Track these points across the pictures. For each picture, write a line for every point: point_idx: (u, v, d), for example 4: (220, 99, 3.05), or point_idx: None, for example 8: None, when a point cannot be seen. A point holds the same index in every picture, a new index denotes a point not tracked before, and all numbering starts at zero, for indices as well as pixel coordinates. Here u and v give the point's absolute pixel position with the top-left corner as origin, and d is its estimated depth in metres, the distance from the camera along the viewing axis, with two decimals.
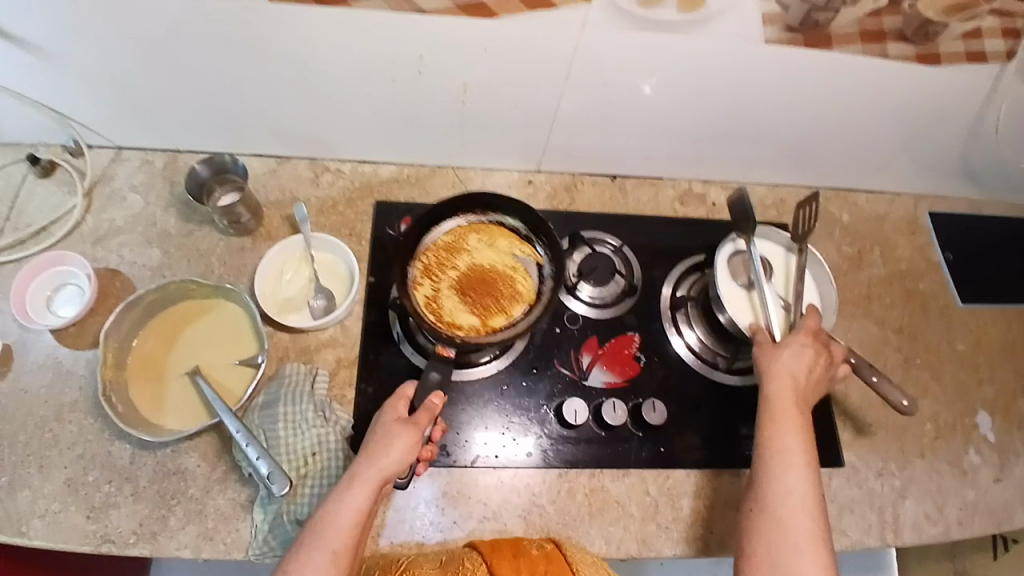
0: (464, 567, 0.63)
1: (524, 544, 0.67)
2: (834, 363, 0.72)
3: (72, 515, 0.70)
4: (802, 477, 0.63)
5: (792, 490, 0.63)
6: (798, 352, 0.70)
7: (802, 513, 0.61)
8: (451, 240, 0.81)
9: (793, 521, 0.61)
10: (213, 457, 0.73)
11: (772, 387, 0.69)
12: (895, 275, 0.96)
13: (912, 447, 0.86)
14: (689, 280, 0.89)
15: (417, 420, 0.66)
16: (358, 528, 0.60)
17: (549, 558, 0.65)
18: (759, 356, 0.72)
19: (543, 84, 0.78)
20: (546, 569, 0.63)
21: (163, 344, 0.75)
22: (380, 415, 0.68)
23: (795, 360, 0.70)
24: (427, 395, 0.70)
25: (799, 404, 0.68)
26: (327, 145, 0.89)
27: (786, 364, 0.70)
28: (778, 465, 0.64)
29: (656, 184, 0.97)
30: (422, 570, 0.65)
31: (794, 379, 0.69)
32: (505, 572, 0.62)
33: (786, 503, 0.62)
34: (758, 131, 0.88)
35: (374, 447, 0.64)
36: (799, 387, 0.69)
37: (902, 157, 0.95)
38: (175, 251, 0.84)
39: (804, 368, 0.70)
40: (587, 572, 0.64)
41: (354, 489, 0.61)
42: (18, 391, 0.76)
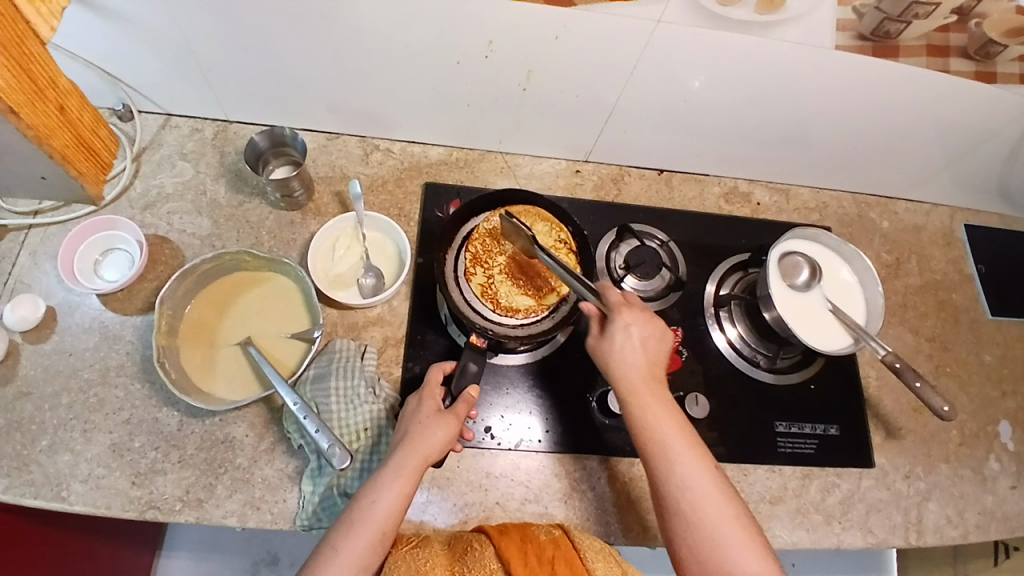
0: (473, 549, 0.62)
1: (532, 529, 0.64)
2: (666, 330, 0.68)
3: (116, 480, 0.71)
4: (699, 467, 0.62)
5: (692, 485, 0.61)
6: (626, 336, 0.66)
7: (713, 499, 0.60)
8: (494, 226, 0.80)
9: (710, 516, 0.60)
10: (261, 428, 0.74)
11: (624, 382, 0.66)
12: (928, 284, 0.98)
13: (938, 452, 0.87)
14: (731, 278, 0.89)
15: (455, 410, 0.68)
16: (397, 514, 0.61)
17: (557, 543, 0.61)
18: (593, 350, 0.68)
19: (607, 77, 0.78)
20: (554, 553, 0.60)
21: (214, 312, 0.75)
22: (420, 410, 0.68)
23: (628, 346, 0.66)
24: (465, 386, 0.70)
25: (653, 388, 0.66)
26: (380, 124, 0.89)
27: (621, 345, 0.67)
28: (669, 465, 0.62)
29: (701, 181, 0.97)
30: (433, 551, 0.64)
31: (635, 367, 0.66)
32: (514, 555, 0.59)
33: (696, 501, 0.60)
34: (808, 135, 0.89)
35: (415, 442, 0.64)
36: (643, 374, 0.66)
37: (943, 169, 0.96)
38: (225, 221, 0.83)
39: (640, 351, 0.67)
40: (595, 560, 0.60)
41: (399, 480, 0.62)
42: (63, 352, 0.76)
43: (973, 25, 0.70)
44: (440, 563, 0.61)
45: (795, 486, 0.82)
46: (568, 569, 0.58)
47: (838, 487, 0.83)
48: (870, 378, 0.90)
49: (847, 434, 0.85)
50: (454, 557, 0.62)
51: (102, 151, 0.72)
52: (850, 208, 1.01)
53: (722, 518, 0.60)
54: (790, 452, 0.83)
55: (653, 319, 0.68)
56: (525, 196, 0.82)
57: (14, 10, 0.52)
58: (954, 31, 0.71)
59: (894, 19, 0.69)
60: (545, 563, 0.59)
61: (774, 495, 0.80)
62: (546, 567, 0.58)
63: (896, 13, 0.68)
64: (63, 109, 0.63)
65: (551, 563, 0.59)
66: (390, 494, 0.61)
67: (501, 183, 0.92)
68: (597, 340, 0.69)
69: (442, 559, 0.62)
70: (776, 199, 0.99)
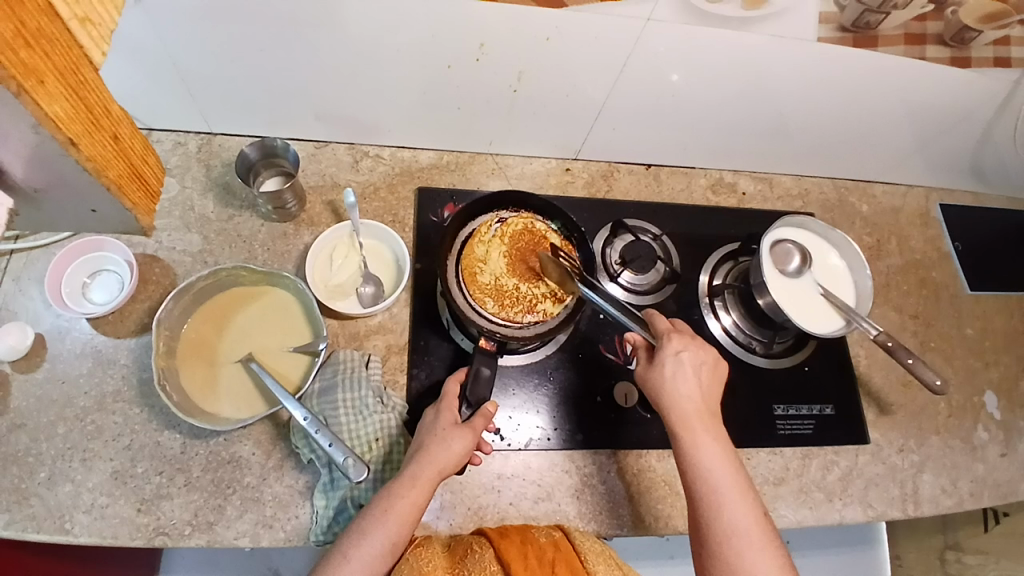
0: (474, 550, 0.62)
1: (533, 533, 0.65)
2: (716, 358, 0.69)
3: (121, 508, 0.69)
4: (744, 509, 0.62)
5: (735, 524, 0.61)
6: (680, 369, 0.67)
7: (756, 544, 0.60)
8: (476, 295, 0.77)
9: (749, 557, 0.60)
10: (268, 445, 0.73)
11: (674, 411, 0.66)
12: (910, 263, 1.02)
13: (928, 425, 0.91)
14: (723, 268, 0.91)
15: (472, 422, 0.67)
16: (410, 524, 0.61)
17: (558, 546, 0.62)
18: (641, 377, 0.69)
19: (599, 75, 0.79)
20: (555, 555, 0.61)
21: (213, 330, 0.73)
22: (438, 421, 0.68)
23: (679, 372, 0.67)
24: (480, 389, 0.70)
25: (703, 419, 0.66)
26: (369, 131, 0.88)
27: (674, 378, 0.66)
28: (715, 502, 0.62)
29: (687, 173, 0.99)
30: (434, 550, 0.63)
31: (686, 401, 0.66)
32: (514, 556, 0.60)
33: (736, 540, 0.60)
34: (791, 124, 0.92)
35: (430, 453, 0.64)
36: (693, 407, 0.66)
37: (917, 152, 1.00)
38: (216, 236, 0.82)
39: (695, 385, 0.67)
40: (596, 563, 0.61)
41: (413, 491, 0.62)
42: (55, 380, 0.73)
43: (949, 13, 0.74)
44: (440, 563, 0.61)
45: (797, 466, 0.84)
46: (568, 569, 0.59)
47: (837, 465, 0.85)
48: (861, 357, 0.92)
49: (842, 413, 0.88)
50: (455, 559, 0.62)
51: (150, 178, 0.62)
52: (831, 194, 1.04)
53: (765, 563, 0.59)
54: (791, 433, 0.85)
55: (704, 350, 0.69)
56: (519, 196, 0.81)
57: (63, 32, 0.39)
58: (931, 19, 0.75)
59: (875, 10, 0.72)
60: (545, 563, 0.60)
61: (779, 476, 0.83)
62: (546, 567, 0.59)
63: (875, 3, 0.71)
64: (128, 145, 0.54)
65: (551, 563, 0.60)
66: (403, 503, 0.61)
67: (492, 184, 0.92)
68: (647, 367, 0.69)
69: (443, 560, 0.62)
70: (760, 188, 1.01)
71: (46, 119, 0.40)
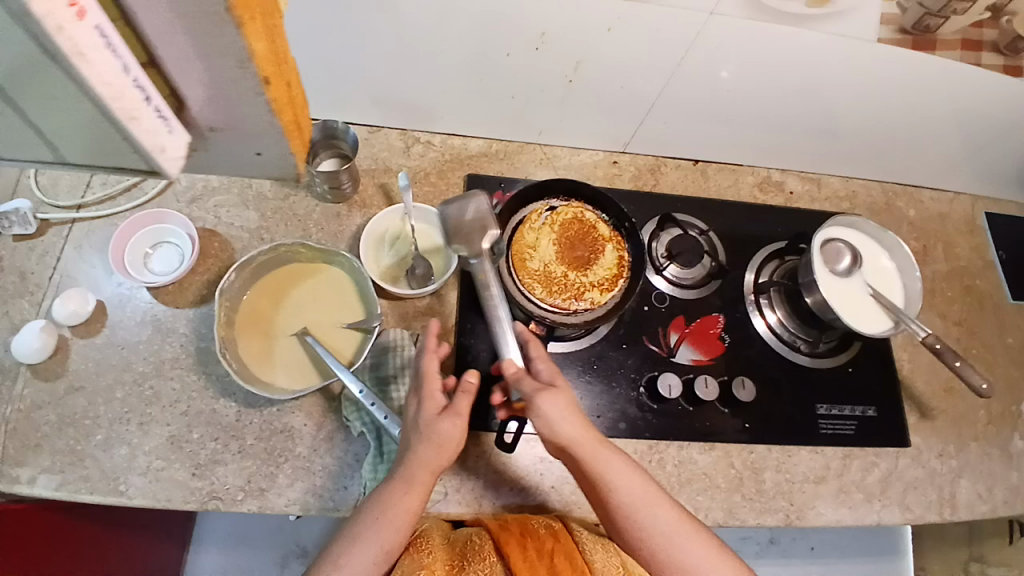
0: (473, 544, 0.65)
1: (532, 524, 0.68)
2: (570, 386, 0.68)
3: (175, 472, 0.71)
4: (664, 506, 0.65)
5: (666, 526, 0.64)
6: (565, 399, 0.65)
7: (686, 534, 0.65)
8: (529, 282, 0.78)
9: (687, 548, 0.64)
10: (319, 416, 0.75)
11: (574, 445, 0.64)
12: (954, 270, 1.01)
13: (968, 432, 0.90)
14: (769, 267, 0.91)
15: (459, 408, 0.66)
16: (404, 530, 0.62)
17: (557, 536, 0.66)
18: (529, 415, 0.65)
19: (655, 69, 0.79)
20: (554, 546, 0.64)
21: (270, 303, 0.75)
22: (422, 411, 0.66)
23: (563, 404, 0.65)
24: None
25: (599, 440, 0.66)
26: (423, 116, 0.89)
27: (563, 408, 0.65)
28: (642, 513, 0.64)
29: (735, 171, 0.99)
30: (436, 541, 0.66)
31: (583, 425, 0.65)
32: (513, 549, 0.63)
33: (671, 538, 0.64)
34: (841, 126, 0.92)
35: (422, 454, 0.63)
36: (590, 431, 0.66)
37: (968, 160, 0.99)
38: (272, 214, 0.84)
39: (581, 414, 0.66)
40: (593, 552, 0.65)
41: (409, 496, 0.62)
42: (115, 346, 0.76)
43: (1004, 22, 0.76)
44: (442, 557, 0.64)
45: (837, 466, 0.84)
46: (567, 561, 0.62)
47: (877, 467, 0.85)
48: (904, 360, 0.92)
49: (884, 415, 0.88)
50: (456, 553, 0.65)
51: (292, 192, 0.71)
52: (878, 197, 1.03)
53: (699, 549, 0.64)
54: (832, 433, 0.85)
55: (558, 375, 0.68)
56: (570, 185, 0.81)
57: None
58: (987, 26, 0.76)
59: (934, 14, 0.72)
60: (544, 555, 0.63)
61: (818, 475, 0.83)
62: (546, 560, 0.62)
63: (937, 7, 0.71)
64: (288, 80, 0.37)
65: (550, 555, 0.63)
66: (398, 507, 0.62)
67: (541, 174, 0.93)
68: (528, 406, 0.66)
69: (444, 553, 0.64)
70: (808, 188, 1.00)
71: (251, 61, 0.32)
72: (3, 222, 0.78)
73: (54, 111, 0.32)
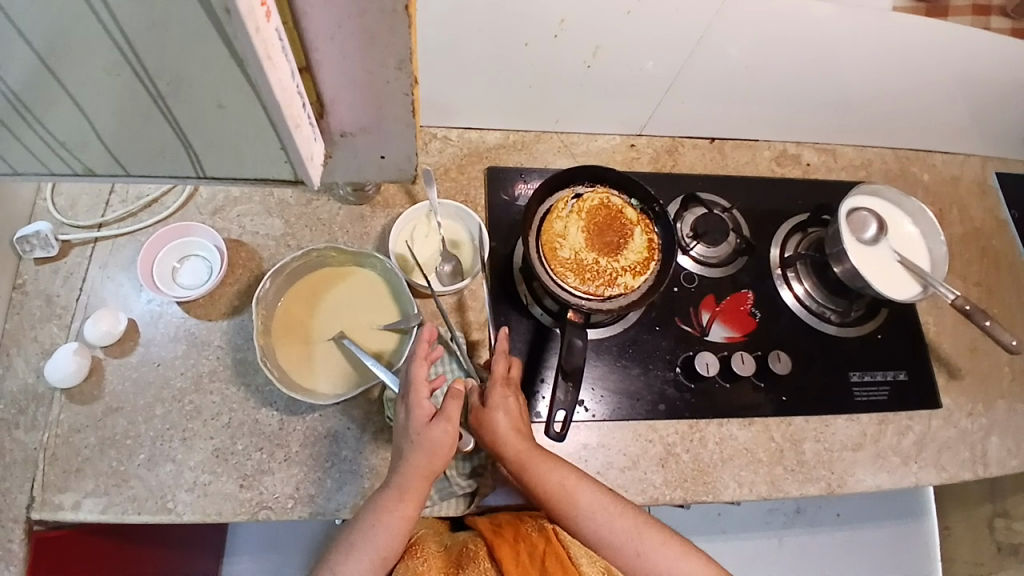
0: (469, 551, 0.71)
1: (524, 526, 0.74)
2: (507, 387, 0.71)
3: (223, 485, 0.71)
4: (594, 490, 0.68)
5: (597, 510, 0.67)
6: (499, 405, 0.69)
7: (618, 514, 0.67)
8: (562, 271, 0.78)
9: (618, 528, 0.67)
10: (361, 419, 0.75)
11: (500, 446, 0.67)
12: (971, 232, 1.02)
13: (995, 390, 0.91)
14: (793, 240, 0.92)
15: (448, 413, 0.65)
16: (399, 537, 0.64)
17: (548, 538, 0.73)
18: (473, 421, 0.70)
19: (673, 51, 0.79)
20: (545, 550, 0.71)
21: (304, 309, 0.75)
22: (411, 420, 0.64)
23: (493, 408, 0.68)
24: (574, 360, 0.70)
25: (525, 438, 0.68)
26: (440, 112, 0.89)
27: (494, 412, 0.68)
28: (570, 501, 0.67)
29: (751, 146, 0.99)
30: (430, 549, 0.71)
31: (508, 426, 0.68)
32: (507, 555, 0.69)
33: (602, 520, 0.66)
34: (856, 99, 0.92)
35: (411, 464, 0.63)
36: (515, 429, 0.68)
37: (980, 123, 0.99)
38: (296, 220, 0.83)
39: (511, 417, 0.69)
40: (578, 554, 0.73)
41: (402, 506, 0.63)
42: (151, 363, 0.75)
43: None
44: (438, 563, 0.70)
45: (873, 432, 0.85)
46: (556, 564, 0.70)
47: (911, 430, 0.86)
48: (930, 323, 0.93)
49: (914, 379, 0.89)
50: (451, 559, 0.71)
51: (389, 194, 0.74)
52: (892, 163, 1.04)
53: (631, 527, 0.67)
54: (867, 400, 0.86)
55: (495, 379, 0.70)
56: (595, 170, 0.81)
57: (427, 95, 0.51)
58: None
59: None
60: (536, 558, 0.70)
61: (855, 441, 0.84)
62: (537, 563, 0.70)
63: None
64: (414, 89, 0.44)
65: (542, 559, 0.71)
66: (394, 517, 0.63)
67: (560, 162, 0.93)
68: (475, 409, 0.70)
69: (440, 560, 0.71)
70: (824, 159, 1.01)
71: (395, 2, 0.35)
72: (24, 246, 0.76)
73: (211, 108, 0.39)
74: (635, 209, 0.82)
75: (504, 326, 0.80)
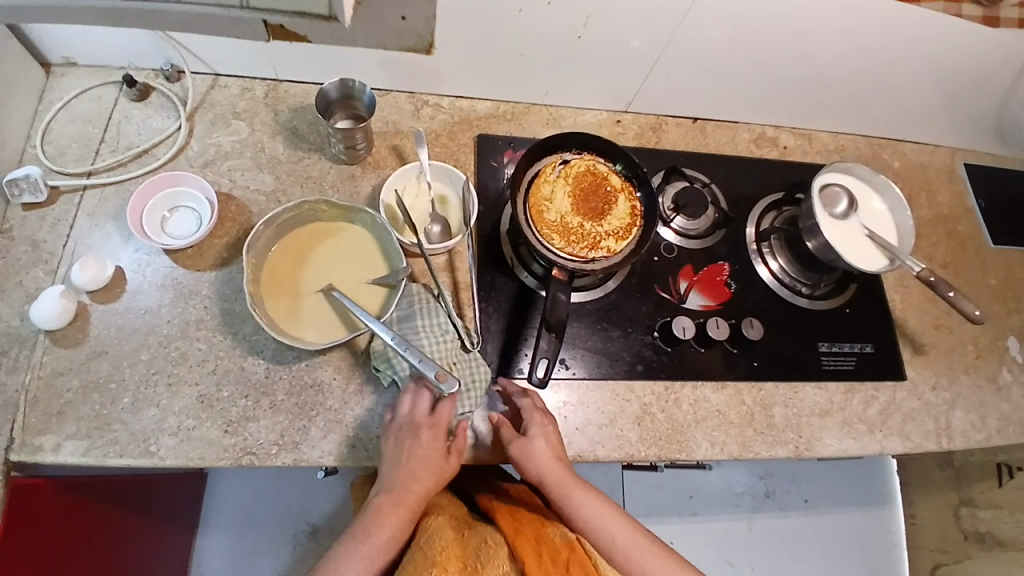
0: (487, 545, 0.71)
1: (546, 530, 0.74)
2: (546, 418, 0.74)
3: (208, 430, 0.71)
4: (627, 528, 0.71)
5: (629, 547, 0.70)
6: (537, 434, 0.72)
7: (650, 553, 0.70)
8: (548, 232, 0.80)
9: (650, 567, 0.69)
10: (347, 370, 0.76)
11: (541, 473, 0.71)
12: (938, 217, 1.06)
13: (958, 365, 0.96)
14: (768, 217, 0.96)
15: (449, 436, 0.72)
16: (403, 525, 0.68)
17: (570, 545, 0.72)
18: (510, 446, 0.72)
19: (659, 23, 0.82)
20: (568, 556, 0.71)
21: (295, 261, 0.76)
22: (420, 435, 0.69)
23: (534, 438, 0.72)
24: (557, 314, 0.73)
25: (565, 470, 0.72)
26: (433, 79, 0.90)
27: (535, 441, 0.71)
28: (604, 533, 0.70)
29: (732, 127, 1.02)
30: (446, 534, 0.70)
31: (548, 454, 0.71)
32: (531, 556, 0.69)
33: (635, 558, 0.69)
34: (830, 85, 0.96)
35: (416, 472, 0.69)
36: (555, 458, 0.72)
37: (948, 112, 1.04)
38: (287, 176, 0.84)
39: (550, 447, 0.72)
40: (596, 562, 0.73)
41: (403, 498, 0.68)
42: (137, 310, 0.76)
43: None
44: (454, 550, 0.68)
45: (841, 400, 0.88)
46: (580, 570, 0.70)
47: (877, 400, 0.90)
48: (896, 301, 0.97)
49: (880, 352, 0.93)
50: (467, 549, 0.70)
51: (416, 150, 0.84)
52: (865, 149, 1.08)
53: (661, 567, 0.69)
54: (836, 368, 0.90)
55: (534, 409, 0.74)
56: (582, 138, 0.84)
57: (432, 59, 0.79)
58: None
59: None
60: (559, 563, 0.70)
61: (824, 408, 0.87)
62: (560, 567, 0.69)
63: None
64: None
65: (565, 564, 0.70)
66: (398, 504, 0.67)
67: (548, 134, 0.95)
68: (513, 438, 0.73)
69: (455, 546, 0.69)
70: (800, 142, 1.05)
71: None
72: (12, 190, 0.76)
73: None
74: (620, 177, 0.85)
75: (493, 296, 0.83)
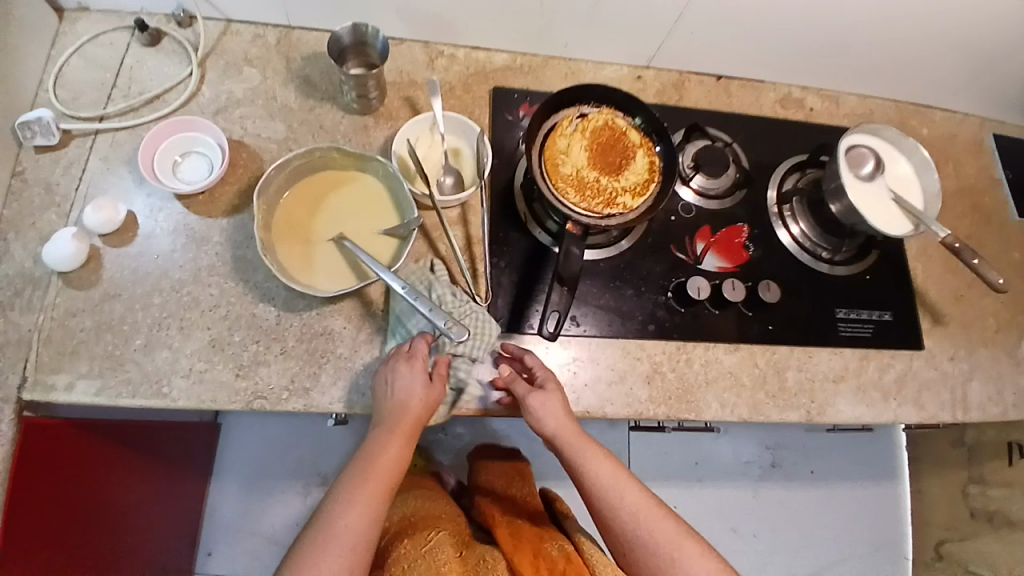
0: None
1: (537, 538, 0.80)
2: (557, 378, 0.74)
3: (219, 373, 0.72)
4: (635, 490, 0.71)
5: (635, 508, 0.69)
6: (549, 394, 0.71)
7: (655, 515, 0.70)
8: (563, 188, 0.78)
9: (655, 529, 0.69)
10: (358, 320, 0.76)
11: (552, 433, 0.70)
12: (966, 186, 1.03)
13: (978, 337, 0.93)
14: (791, 180, 0.93)
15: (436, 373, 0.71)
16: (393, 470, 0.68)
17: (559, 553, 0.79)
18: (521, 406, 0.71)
19: None
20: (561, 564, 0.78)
21: (306, 210, 0.76)
22: (408, 376, 0.69)
23: (547, 398, 0.71)
24: (569, 267, 0.71)
25: (576, 430, 0.71)
26: (448, 29, 0.88)
27: (547, 401, 0.70)
28: (612, 495, 0.70)
29: (757, 88, 0.99)
30: None
31: (559, 415, 0.70)
32: None
33: (642, 518, 0.69)
34: (862, 44, 0.92)
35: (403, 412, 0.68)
36: (565, 419, 0.71)
37: (985, 78, 1.00)
38: (299, 125, 0.83)
39: (562, 408, 0.71)
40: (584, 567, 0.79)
41: (393, 440, 0.68)
42: (149, 254, 0.76)
43: None
44: None
45: (855, 366, 0.87)
46: None
47: (893, 367, 0.88)
48: (918, 269, 0.95)
49: (899, 319, 0.91)
50: None
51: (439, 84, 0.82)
52: (894, 114, 1.04)
53: (666, 529, 0.69)
54: (852, 334, 0.88)
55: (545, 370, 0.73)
56: (601, 91, 0.81)
57: None
58: None
59: None
60: None
61: (837, 374, 0.86)
62: None
63: None
64: None
65: None
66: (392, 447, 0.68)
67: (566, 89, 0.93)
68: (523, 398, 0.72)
69: None
70: (827, 105, 1.01)
71: None
72: (25, 132, 0.76)
73: None
74: (640, 132, 0.82)
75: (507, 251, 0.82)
